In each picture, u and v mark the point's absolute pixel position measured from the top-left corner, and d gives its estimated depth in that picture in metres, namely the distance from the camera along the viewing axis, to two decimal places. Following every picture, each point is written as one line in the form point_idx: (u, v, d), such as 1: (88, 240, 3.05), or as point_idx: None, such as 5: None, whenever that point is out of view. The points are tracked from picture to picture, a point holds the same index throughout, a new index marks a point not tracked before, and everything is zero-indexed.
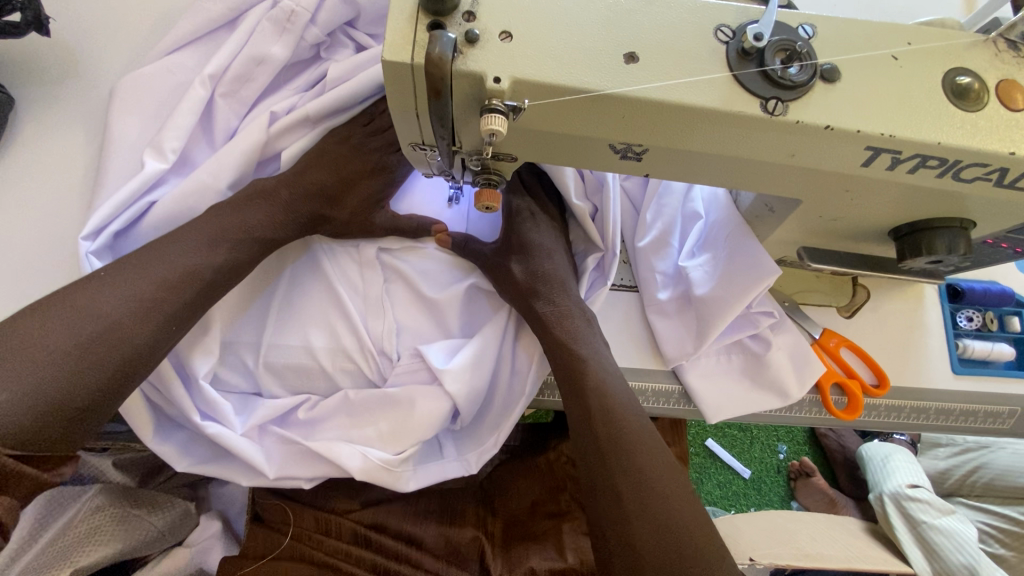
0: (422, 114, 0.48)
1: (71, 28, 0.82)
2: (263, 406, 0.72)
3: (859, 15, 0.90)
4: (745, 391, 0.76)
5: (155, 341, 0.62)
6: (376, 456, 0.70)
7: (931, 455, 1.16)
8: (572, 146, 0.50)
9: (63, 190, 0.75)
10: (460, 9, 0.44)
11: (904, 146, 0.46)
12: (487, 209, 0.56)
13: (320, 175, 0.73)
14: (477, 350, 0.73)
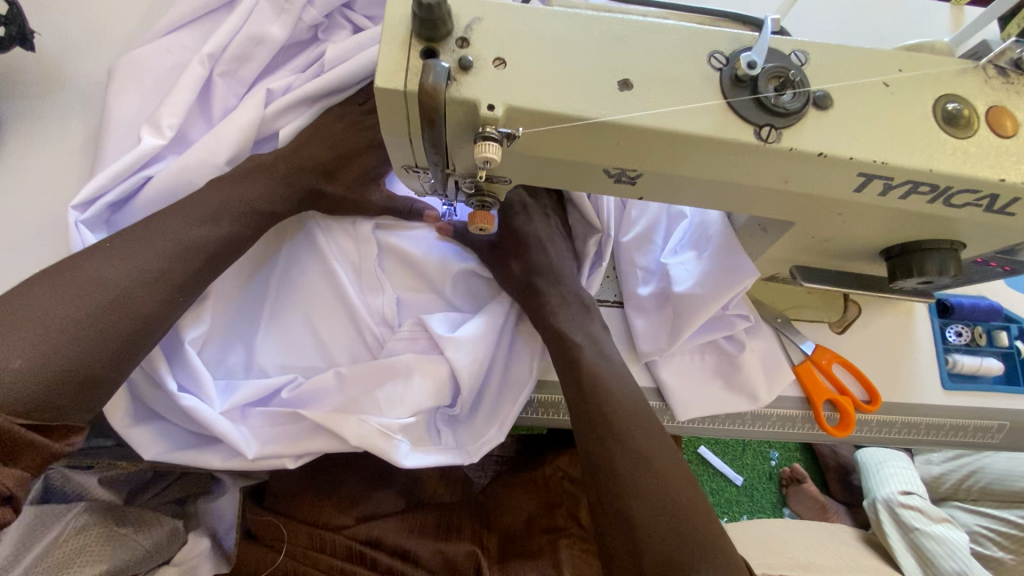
0: (415, 140, 0.47)
1: (61, 11, 0.79)
2: (246, 385, 0.69)
3: (852, 23, 0.91)
4: (715, 391, 0.76)
5: (162, 311, 0.62)
6: (374, 421, 0.66)
7: (926, 460, 1.17)
8: (563, 170, 0.49)
9: (50, 172, 0.72)
10: (453, 35, 0.43)
11: (896, 172, 0.47)
12: (481, 231, 0.54)
13: (316, 149, 0.73)
14: (480, 325, 0.71)
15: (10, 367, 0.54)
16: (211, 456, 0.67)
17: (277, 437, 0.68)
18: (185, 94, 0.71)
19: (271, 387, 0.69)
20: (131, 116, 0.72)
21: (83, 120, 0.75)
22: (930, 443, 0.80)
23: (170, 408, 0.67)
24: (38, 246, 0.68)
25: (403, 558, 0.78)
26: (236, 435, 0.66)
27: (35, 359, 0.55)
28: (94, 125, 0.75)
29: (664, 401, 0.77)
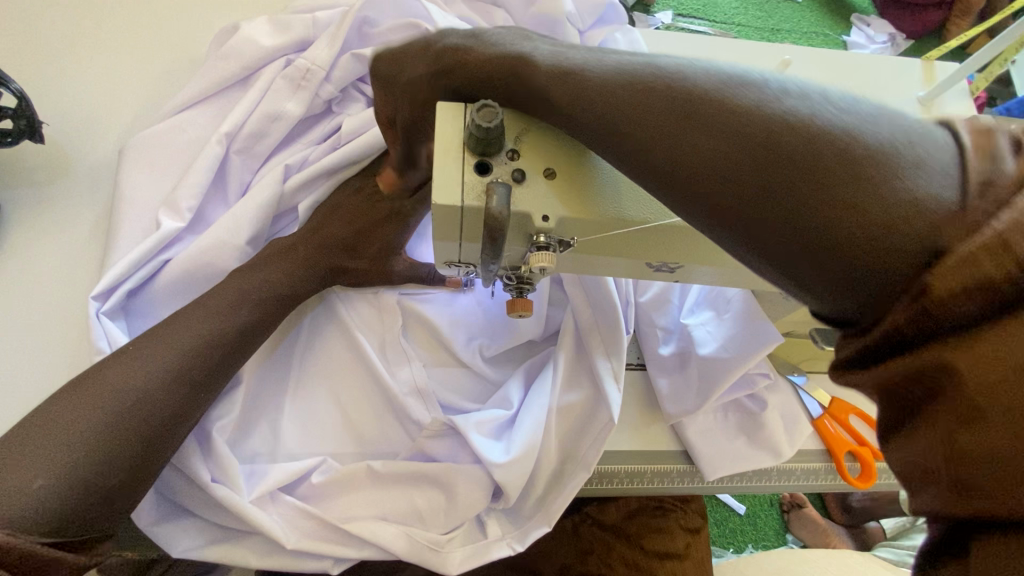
0: (465, 245, 0.48)
1: (60, 84, 0.76)
2: (275, 470, 0.66)
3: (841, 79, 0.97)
4: (741, 450, 0.74)
5: (185, 411, 0.60)
6: (420, 533, 0.67)
7: None
8: (609, 264, 0.51)
9: (57, 256, 0.69)
10: (504, 147, 0.44)
11: None
12: (521, 316, 0.57)
13: (336, 227, 0.71)
14: (526, 427, 0.67)
15: (26, 489, 0.51)
16: (245, 551, 0.64)
17: (312, 530, 0.65)
18: (201, 177, 0.70)
19: (301, 472, 0.66)
20: (145, 196, 0.71)
21: (90, 200, 0.72)
22: None
23: (196, 504, 0.64)
24: (51, 337, 0.65)
25: None
26: (271, 525, 0.63)
27: (55, 476, 0.52)
28: (103, 205, 0.72)
29: (691, 463, 0.74)
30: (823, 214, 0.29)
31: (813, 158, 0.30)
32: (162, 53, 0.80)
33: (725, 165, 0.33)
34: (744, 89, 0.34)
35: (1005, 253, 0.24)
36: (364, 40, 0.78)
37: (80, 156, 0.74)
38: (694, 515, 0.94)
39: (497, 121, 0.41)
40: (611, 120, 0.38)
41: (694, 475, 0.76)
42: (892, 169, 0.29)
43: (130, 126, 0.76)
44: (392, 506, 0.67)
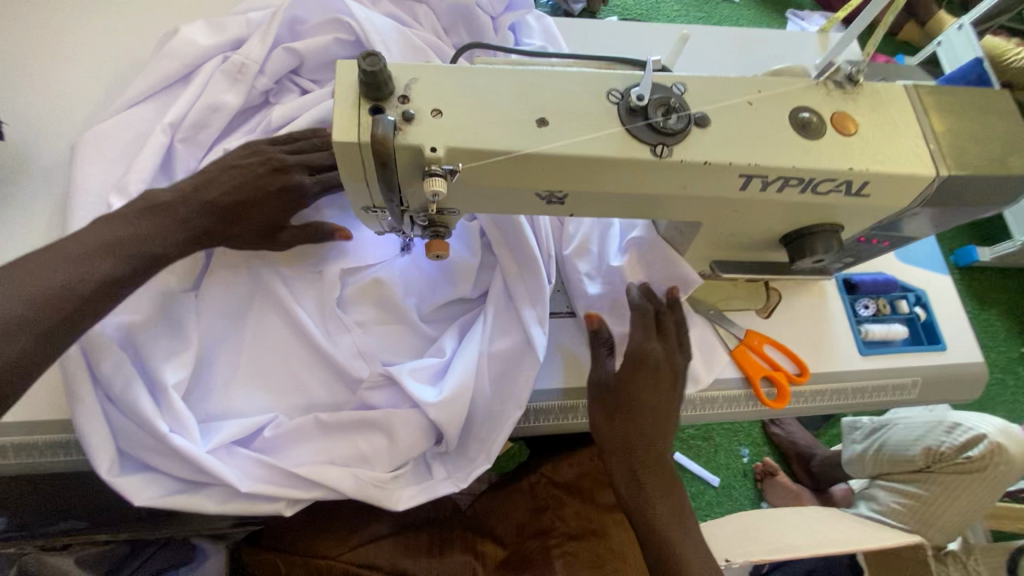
0: (372, 183, 0.55)
1: (14, 91, 0.83)
2: (229, 425, 0.71)
3: (745, 49, 1.07)
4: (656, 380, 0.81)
5: (25, 359, 0.60)
6: (366, 474, 0.72)
7: (850, 441, 1.21)
8: (505, 197, 0.58)
9: (18, 243, 0.75)
10: (395, 94, 0.52)
11: (768, 171, 0.57)
12: (438, 257, 0.63)
13: (222, 193, 0.70)
14: (461, 372, 0.74)
15: None
16: (202, 499, 0.69)
17: (265, 475, 0.71)
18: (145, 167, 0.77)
19: (254, 426, 0.72)
20: (98, 185, 0.77)
21: (47, 193, 0.78)
22: (858, 407, 0.91)
23: (152, 455, 0.69)
24: None
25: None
26: (226, 472, 0.68)
27: None
28: (60, 197, 0.78)
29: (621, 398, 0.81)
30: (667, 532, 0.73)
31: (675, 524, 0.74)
32: (111, 59, 0.87)
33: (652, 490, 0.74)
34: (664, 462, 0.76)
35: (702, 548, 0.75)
36: (296, 37, 0.86)
37: (38, 155, 0.80)
38: None
39: (380, 67, 0.49)
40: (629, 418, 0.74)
41: None
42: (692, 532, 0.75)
43: (83, 125, 0.83)
44: (337, 446, 0.73)
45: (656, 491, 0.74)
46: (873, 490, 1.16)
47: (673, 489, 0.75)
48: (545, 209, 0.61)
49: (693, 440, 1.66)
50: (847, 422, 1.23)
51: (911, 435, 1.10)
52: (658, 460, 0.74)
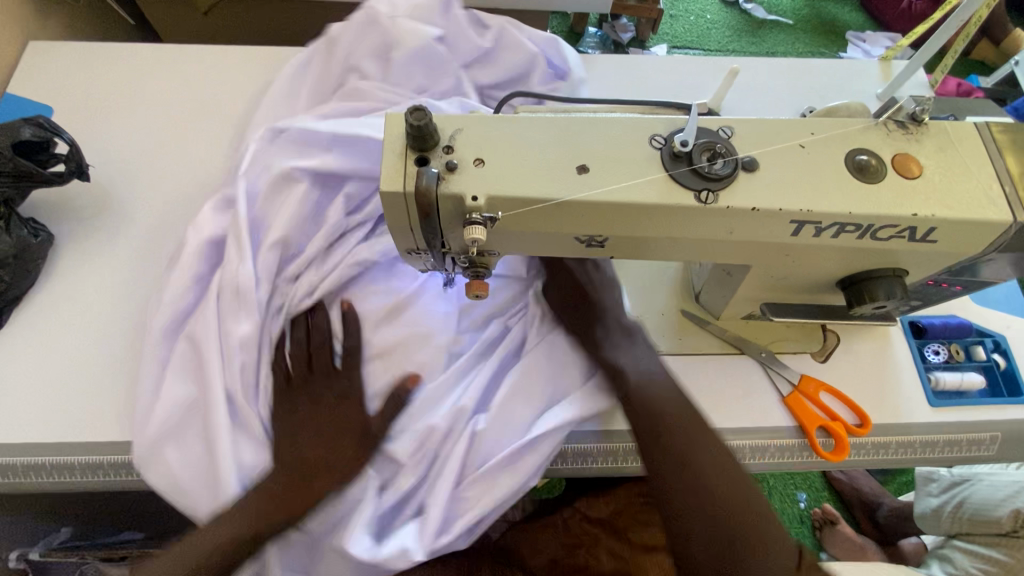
0: (415, 229, 0.57)
1: (105, 138, 0.93)
2: (452, 450, 0.70)
3: (800, 78, 1.03)
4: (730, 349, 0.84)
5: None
6: (576, 396, 0.74)
7: (923, 492, 1.09)
8: (544, 241, 0.58)
9: (100, 275, 0.83)
10: (440, 144, 0.54)
11: (822, 217, 0.55)
12: (478, 297, 0.64)
13: (306, 420, 0.72)
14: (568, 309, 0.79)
15: None
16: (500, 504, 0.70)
17: (505, 468, 0.70)
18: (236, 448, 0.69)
19: (467, 435, 0.71)
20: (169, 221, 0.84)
21: (125, 229, 0.86)
22: (927, 462, 0.84)
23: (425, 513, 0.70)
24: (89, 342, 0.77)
25: None
26: (499, 483, 0.70)
27: None
28: (137, 232, 0.86)
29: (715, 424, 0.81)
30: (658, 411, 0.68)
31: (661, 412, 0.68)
32: (189, 108, 0.96)
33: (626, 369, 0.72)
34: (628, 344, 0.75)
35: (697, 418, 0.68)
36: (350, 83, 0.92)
37: (120, 195, 0.88)
38: None
39: (426, 121, 0.50)
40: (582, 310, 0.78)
41: None
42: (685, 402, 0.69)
43: (160, 167, 0.91)
44: (521, 417, 0.73)
45: (608, 342, 0.75)
46: (948, 551, 1.05)
47: (631, 340, 0.75)
48: (587, 251, 0.60)
49: None
50: (921, 472, 1.11)
51: (999, 494, 1.00)
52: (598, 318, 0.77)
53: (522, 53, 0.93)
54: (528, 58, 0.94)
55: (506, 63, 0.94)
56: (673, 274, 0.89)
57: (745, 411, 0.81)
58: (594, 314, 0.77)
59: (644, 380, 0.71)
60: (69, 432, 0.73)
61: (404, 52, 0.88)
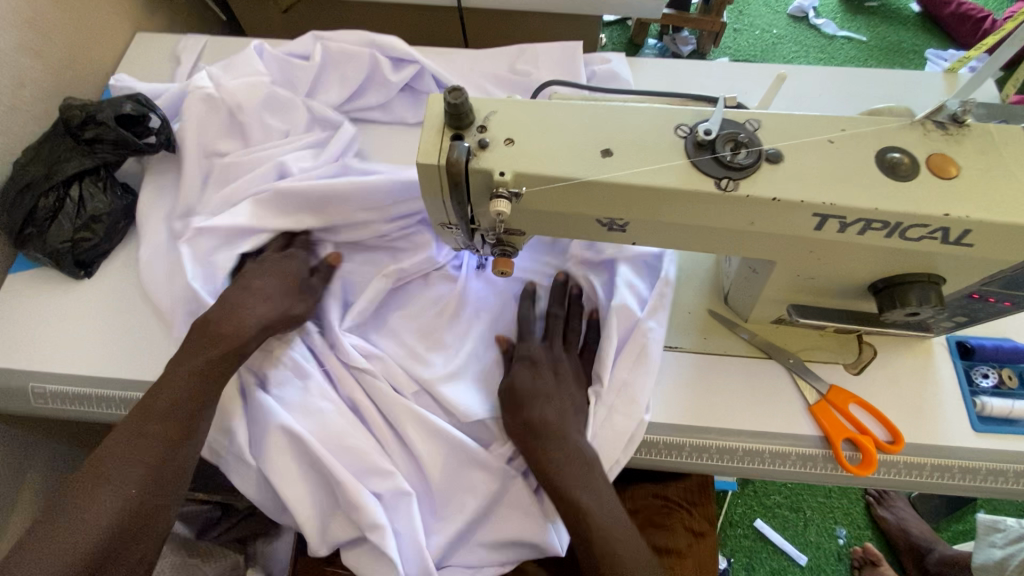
0: (447, 202, 0.61)
1: None
2: None
3: (856, 87, 1.01)
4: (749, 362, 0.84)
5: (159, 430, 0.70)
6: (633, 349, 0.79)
7: (987, 543, 1.03)
8: (567, 222, 0.61)
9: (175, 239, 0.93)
10: (475, 124, 0.58)
11: (846, 212, 0.55)
12: (503, 274, 0.67)
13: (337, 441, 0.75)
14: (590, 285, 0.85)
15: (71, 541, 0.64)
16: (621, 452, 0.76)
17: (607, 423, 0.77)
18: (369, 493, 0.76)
19: None
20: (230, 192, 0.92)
21: None
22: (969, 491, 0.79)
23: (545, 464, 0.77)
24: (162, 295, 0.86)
25: None
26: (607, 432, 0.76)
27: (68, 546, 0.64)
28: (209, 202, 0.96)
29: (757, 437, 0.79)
30: (590, 508, 0.70)
31: (591, 508, 0.70)
32: None
33: (566, 462, 0.72)
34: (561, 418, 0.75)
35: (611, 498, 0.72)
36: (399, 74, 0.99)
37: None
38: (702, 518, 0.91)
39: (461, 100, 0.55)
40: (513, 390, 0.77)
41: (677, 449, 0.79)
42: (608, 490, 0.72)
43: None
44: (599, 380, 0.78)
45: (572, 476, 0.71)
46: None
47: (594, 470, 0.72)
48: (611, 234, 0.63)
49: (778, 508, 1.51)
50: (983, 520, 1.05)
51: None
52: (562, 440, 0.73)
53: (356, 57, 0.98)
54: (362, 60, 0.98)
55: (353, 74, 0.98)
56: (704, 274, 0.90)
57: (769, 415, 0.80)
58: (521, 391, 0.76)
59: (606, 525, 0.69)
60: (138, 371, 0.82)
61: (252, 107, 0.92)
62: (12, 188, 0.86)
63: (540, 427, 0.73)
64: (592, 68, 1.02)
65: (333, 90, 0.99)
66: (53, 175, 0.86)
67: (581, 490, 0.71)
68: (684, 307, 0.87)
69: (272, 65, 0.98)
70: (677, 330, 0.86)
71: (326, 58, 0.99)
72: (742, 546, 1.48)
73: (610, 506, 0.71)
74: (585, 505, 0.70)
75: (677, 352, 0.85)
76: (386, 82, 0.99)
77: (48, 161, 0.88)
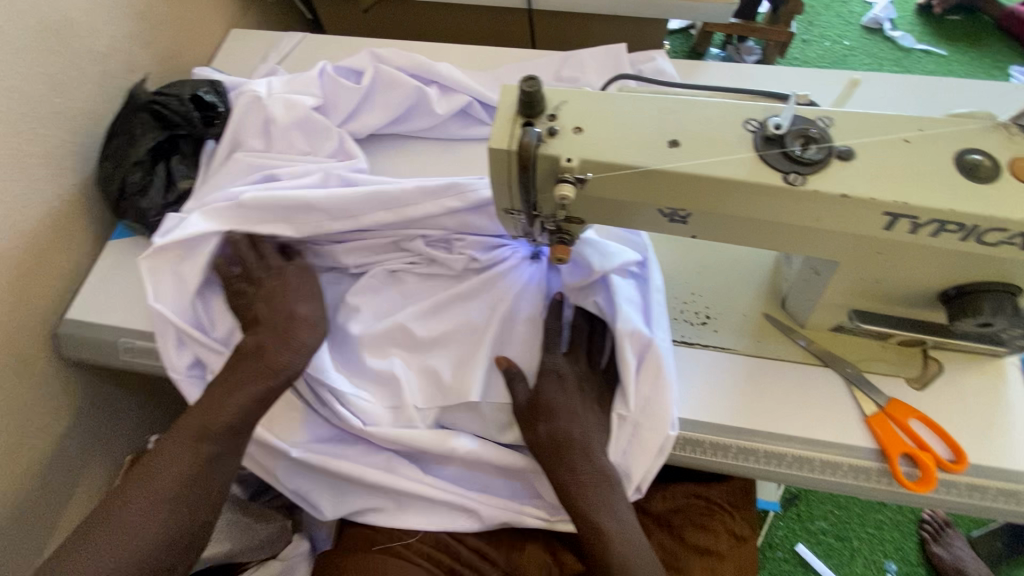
0: (512, 186, 0.64)
1: None
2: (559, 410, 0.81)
3: (933, 96, 0.98)
4: (797, 371, 0.82)
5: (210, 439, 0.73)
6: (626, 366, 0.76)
7: None
8: (627, 211, 0.63)
9: None
10: (546, 113, 0.61)
11: (919, 212, 0.54)
12: (559, 261, 0.70)
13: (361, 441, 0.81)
14: (598, 295, 0.81)
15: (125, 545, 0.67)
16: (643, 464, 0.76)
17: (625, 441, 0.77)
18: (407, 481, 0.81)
19: None
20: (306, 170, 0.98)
21: None
22: None
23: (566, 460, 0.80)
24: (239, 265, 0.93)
25: (482, 558, 0.85)
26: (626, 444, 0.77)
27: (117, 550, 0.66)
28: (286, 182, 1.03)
29: (807, 448, 0.77)
30: (610, 528, 0.72)
31: (610, 530, 0.72)
32: None
33: (587, 479, 0.74)
34: (585, 438, 0.75)
35: (629, 521, 0.74)
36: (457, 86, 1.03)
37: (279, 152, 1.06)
38: (743, 522, 0.91)
39: (536, 89, 0.58)
40: (535, 406, 0.77)
41: (723, 449, 0.79)
42: (626, 513, 0.74)
43: None
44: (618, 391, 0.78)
45: (592, 492, 0.73)
46: None
47: (614, 489, 0.74)
48: (670, 226, 0.64)
49: (823, 534, 1.45)
50: None
51: None
52: (586, 458, 0.74)
53: (405, 90, 1.01)
54: (409, 93, 1.01)
55: (396, 100, 1.02)
56: (761, 277, 0.89)
57: (822, 422, 0.78)
58: (548, 406, 0.76)
59: (621, 542, 0.72)
60: None
61: (289, 122, 0.95)
62: (110, 162, 0.96)
63: (564, 440, 0.75)
64: (637, 66, 1.04)
65: (376, 115, 1.02)
66: (133, 151, 0.95)
67: (600, 510, 0.72)
68: (739, 309, 0.87)
69: (326, 83, 1.02)
70: (730, 331, 0.86)
71: (378, 84, 1.02)
72: (782, 570, 1.43)
73: (629, 528, 0.73)
74: (603, 526, 0.72)
75: (729, 353, 0.84)
76: (427, 114, 1.03)
77: (126, 138, 0.96)
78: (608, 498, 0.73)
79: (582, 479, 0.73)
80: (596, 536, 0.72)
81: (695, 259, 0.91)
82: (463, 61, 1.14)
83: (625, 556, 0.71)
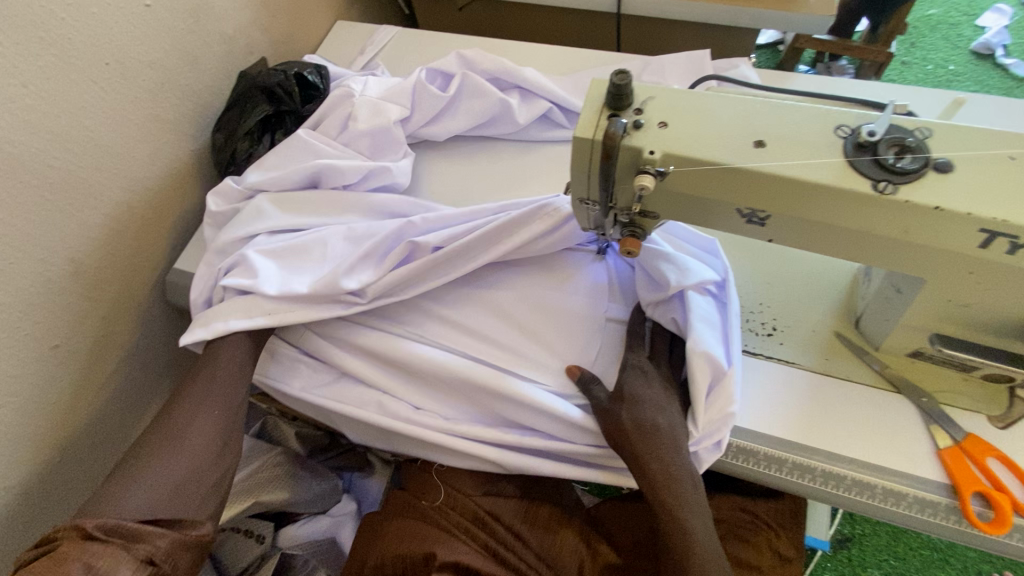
0: (591, 175, 0.66)
1: None
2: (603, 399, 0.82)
3: None
4: (862, 393, 0.79)
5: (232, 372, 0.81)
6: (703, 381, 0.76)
7: None
8: (703, 206, 0.64)
9: None
10: (632, 107, 0.63)
11: (1020, 231, 0.51)
12: (628, 253, 0.71)
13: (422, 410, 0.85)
14: (675, 314, 0.82)
15: (166, 470, 0.71)
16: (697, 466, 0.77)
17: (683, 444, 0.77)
18: (450, 450, 0.84)
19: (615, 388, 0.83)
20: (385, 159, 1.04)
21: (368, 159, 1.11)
22: None
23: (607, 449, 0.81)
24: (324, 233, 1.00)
25: (516, 537, 0.84)
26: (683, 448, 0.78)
27: (162, 474, 0.70)
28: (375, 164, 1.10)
29: (866, 469, 0.74)
30: (696, 527, 0.69)
31: (694, 531, 0.69)
32: None
33: (671, 475, 0.71)
34: (669, 433, 0.74)
35: (708, 525, 0.71)
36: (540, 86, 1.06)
37: None
38: (788, 543, 0.88)
39: (626, 81, 0.60)
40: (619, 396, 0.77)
41: (778, 464, 0.76)
42: (706, 517, 0.71)
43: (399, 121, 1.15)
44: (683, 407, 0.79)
45: (678, 487, 0.71)
46: None
47: (695, 490, 0.72)
48: (747, 226, 0.64)
49: None
50: None
51: None
52: (675, 452, 0.72)
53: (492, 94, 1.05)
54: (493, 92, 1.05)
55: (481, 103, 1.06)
56: (836, 295, 0.86)
57: (887, 447, 0.75)
58: (632, 396, 0.76)
59: (705, 543, 0.69)
60: None
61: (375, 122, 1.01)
62: (222, 131, 1.06)
63: (651, 428, 0.73)
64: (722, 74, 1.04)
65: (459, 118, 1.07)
66: (244, 123, 1.04)
67: (683, 506, 0.70)
68: (809, 325, 0.85)
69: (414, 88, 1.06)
70: (796, 345, 0.84)
71: (463, 89, 1.07)
72: None
73: (710, 532, 0.70)
74: (688, 524, 0.69)
75: (794, 368, 0.82)
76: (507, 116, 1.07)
77: (240, 111, 1.05)
78: (692, 498, 0.71)
79: (665, 472, 0.71)
80: (680, 532, 0.69)
81: (768, 271, 0.90)
82: (550, 61, 1.18)
83: (709, 559, 0.68)
